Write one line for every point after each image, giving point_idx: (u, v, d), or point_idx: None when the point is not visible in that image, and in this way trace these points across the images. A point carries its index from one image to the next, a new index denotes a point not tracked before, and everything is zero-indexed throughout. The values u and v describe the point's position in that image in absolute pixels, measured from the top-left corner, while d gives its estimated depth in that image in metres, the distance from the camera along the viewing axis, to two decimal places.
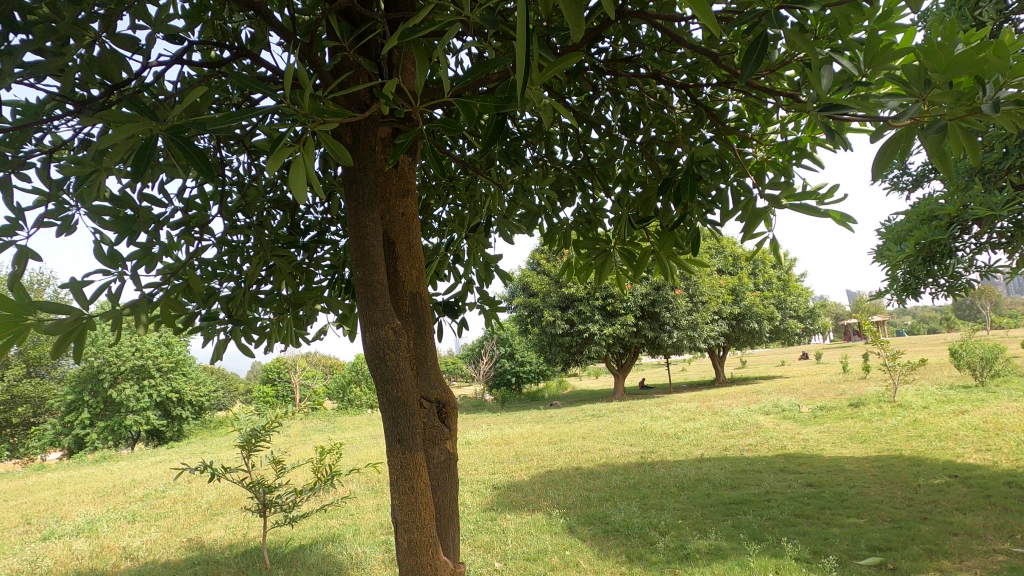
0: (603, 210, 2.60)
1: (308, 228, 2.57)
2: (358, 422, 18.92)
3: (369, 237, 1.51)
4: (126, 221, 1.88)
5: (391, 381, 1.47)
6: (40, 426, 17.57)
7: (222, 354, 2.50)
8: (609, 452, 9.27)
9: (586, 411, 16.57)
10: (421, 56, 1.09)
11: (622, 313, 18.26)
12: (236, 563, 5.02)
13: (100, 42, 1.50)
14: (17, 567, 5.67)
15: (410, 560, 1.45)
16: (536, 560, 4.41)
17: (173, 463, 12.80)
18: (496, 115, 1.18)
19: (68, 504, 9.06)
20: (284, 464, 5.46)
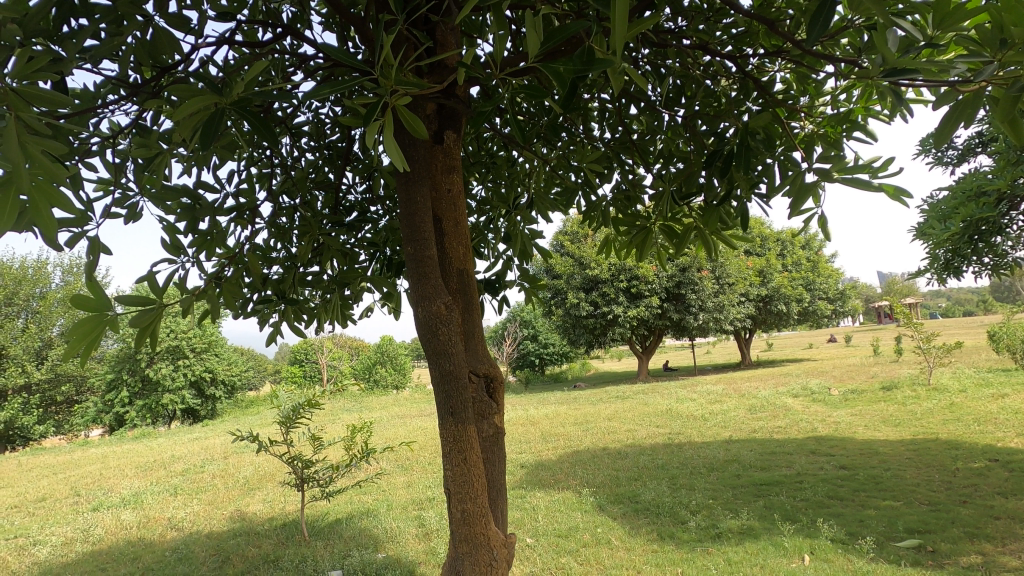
0: (642, 185, 2.56)
1: (349, 208, 2.60)
2: (384, 402, 19.30)
3: (420, 214, 1.55)
4: (188, 209, 1.96)
5: (443, 354, 1.51)
6: (82, 403, 18.24)
7: (275, 336, 2.58)
8: (636, 433, 9.27)
9: (611, 393, 16.59)
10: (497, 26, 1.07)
11: (647, 295, 18.14)
12: (277, 534, 5.20)
13: (152, 24, 1.53)
14: (71, 535, 5.97)
15: (463, 530, 1.51)
16: (568, 536, 4.48)
17: (211, 440, 13.26)
18: (572, 81, 1.17)
19: (114, 478, 9.48)
20: (321, 441, 5.62)
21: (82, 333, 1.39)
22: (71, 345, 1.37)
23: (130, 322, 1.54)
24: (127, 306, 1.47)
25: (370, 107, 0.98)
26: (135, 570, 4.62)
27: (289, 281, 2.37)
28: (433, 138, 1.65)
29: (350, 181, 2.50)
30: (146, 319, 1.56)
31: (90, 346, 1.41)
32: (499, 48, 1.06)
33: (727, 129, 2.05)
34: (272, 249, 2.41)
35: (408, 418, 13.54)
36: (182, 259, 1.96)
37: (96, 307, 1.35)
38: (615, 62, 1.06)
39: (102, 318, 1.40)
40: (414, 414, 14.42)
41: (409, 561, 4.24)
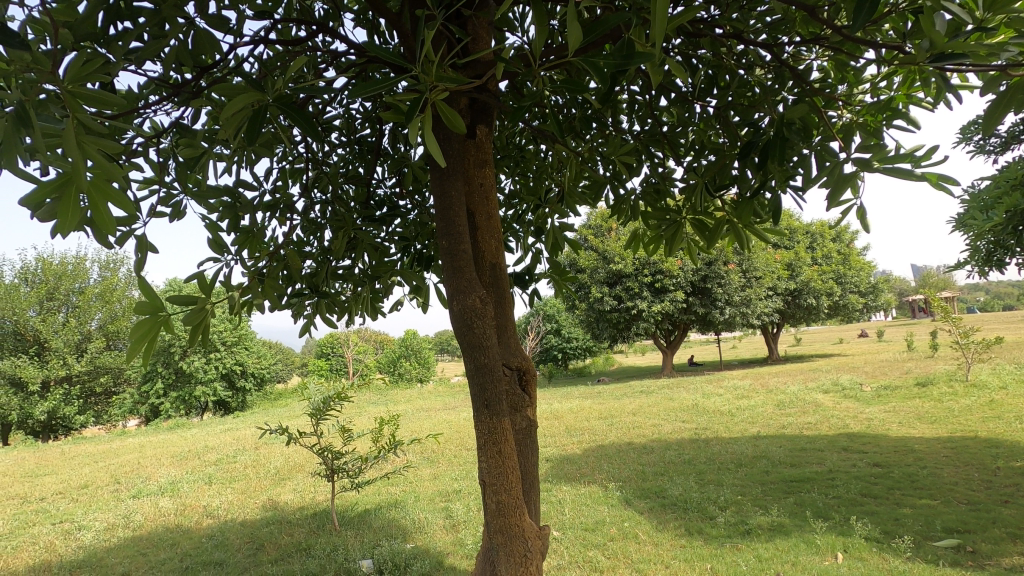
0: (672, 177, 2.53)
1: (380, 203, 2.63)
2: (409, 396, 19.51)
3: (455, 209, 1.57)
4: (229, 207, 2.01)
5: (478, 347, 1.52)
6: (120, 394, 18.81)
7: (311, 328, 2.64)
8: (661, 428, 9.21)
9: (635, 387, 16.47)
10: (537, 19, 1.07)
11: (672, 289, 17.92)
12: (308, 524, 5.32)
13: (194, 26, 1.57)
14: (112, 521, 6.19)
15: (498, 521, 1.53)
16: (595, 530, 4.48)
17: (243, 431, 13.61)
18: (610, 74, 1.18)
19: (151, 467, 9.77)
20: (351, 433, 5.71)
21: (143, 333, 1.46)
22: (134, 345, 1.44)
23: (181, 320, 1.61)
24: (178, 305, 1.53)
25: (412, 103, 0.98)
26: (174, 555, 4.79)
27: (322, 274, 2.42)
28: (464, 132, 1.66)
29: (381, 176, 2.53)
30: (196, 316, 1.63)
31: (150, 344, 1.49)
32: (539, 41, 1.06)
33: (761, 120, 2.01)
34: (306, 243, 2.46)
35: (433, 411, 13.69)
36: (224, 255, 2.02)
37: (150, 309, 1.42)
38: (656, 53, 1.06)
39: (155, 319, 1.46)
40: (438, 407, 14.57)
41: (437, 552, 4.29)
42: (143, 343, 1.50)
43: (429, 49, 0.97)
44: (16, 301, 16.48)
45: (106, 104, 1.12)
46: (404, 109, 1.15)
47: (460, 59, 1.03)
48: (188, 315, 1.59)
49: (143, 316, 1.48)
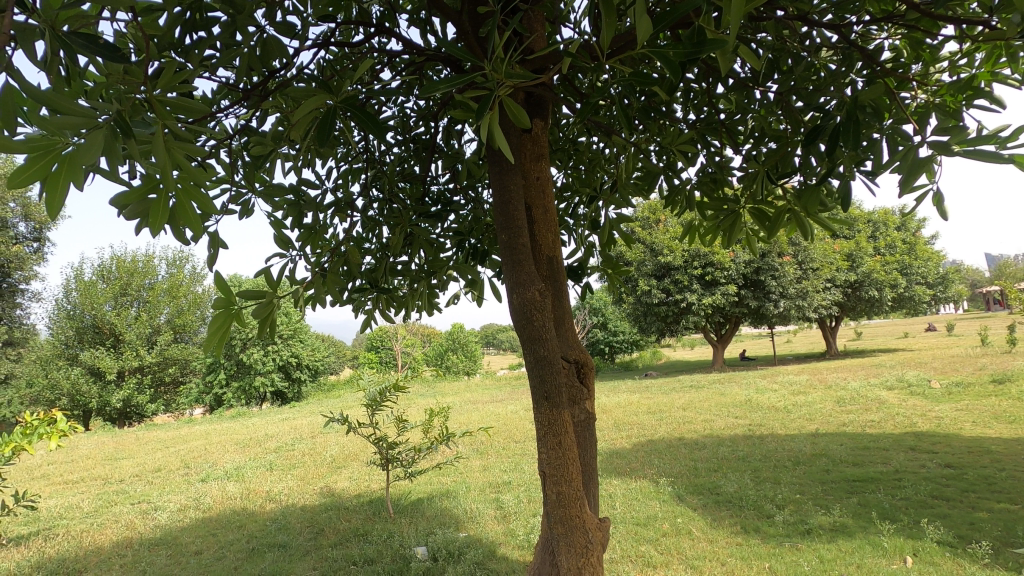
0: (729, 166, 2.45)
1: (435, 199, 2.67)
2: (456, 388, 19.80)
3: (513, 203, 1.59)
4: (294, 205, 2.10)
5: (538, 340, 1.54)
6: (187, 384, 19.92)
7: (368, 322, 2.72)
8: (713, 424, 8.99)
9: (685, 382, 16.18)
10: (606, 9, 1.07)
11: (723, 282, 17.41)
12: (364, 510, 5.51)
13: (262, 32, 1.64)
14: (184, 502, 6.60)
15: (558, 512, 1.55)
16: (646, 525, 4.44)
17: (300, 421, 14.16)
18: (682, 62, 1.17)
19: (217, 453, 10.34)
20: (404, 423, 5.87)
21: (215, 323, 1.55)
22: (208, 336, 1.52)
23: (251, 313, 1.69)
24: (247, 299, 1.61)
25: (482, 101, 1.00)
26: (242, 537, 5.06)
27: (381, 269, 2.49)
28: (520, 127, 1.67)
29: (435, 172, 2.58)
30: (263, 310, 1.71)
31: (221, 336, 1.57)
32: (607, 34, 1.07)
33: (826, 105, 1.92)
34: (366, 240, 2.54)
35: (480, 404, 13.84)
36: (289, 252, 2.11)
37: (224, 303, 1.51)
38: (731, 40, 1.05)
39: (228, 312, 1.54)
40: (485, 400, 14.72)
41: (489, 541, 4.36)
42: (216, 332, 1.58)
43: (498, 45, 0.98)
44: (94, 296, 17.65)
45: (189, 111, 1.20)
46: (474, 106, 1.17)
47: (527, 54, 1.03)
48: (257, 309, 1.67)
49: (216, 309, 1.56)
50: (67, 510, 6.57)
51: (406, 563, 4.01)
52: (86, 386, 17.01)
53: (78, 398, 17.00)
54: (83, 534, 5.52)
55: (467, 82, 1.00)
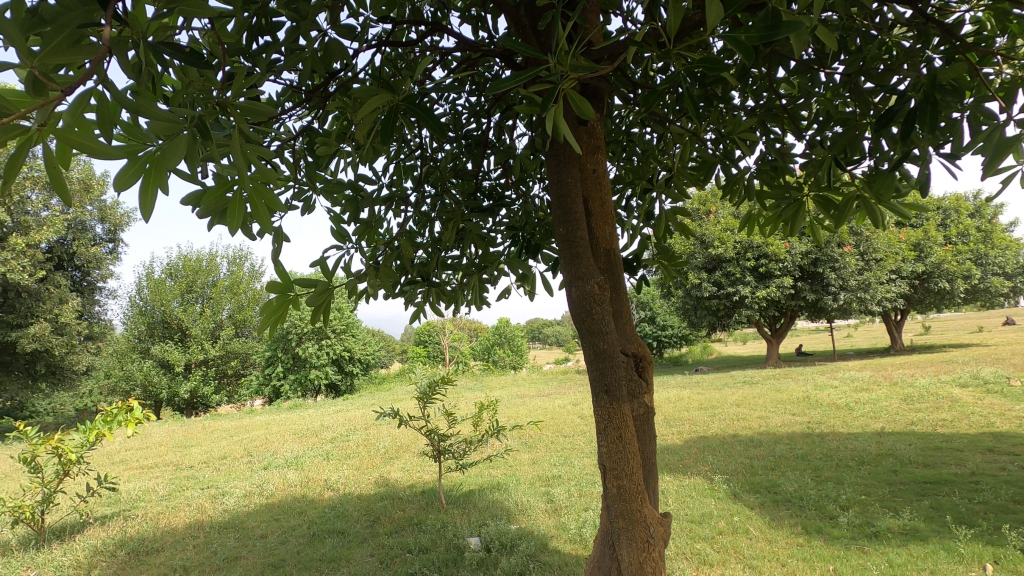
0: (790, 153, 2.36)
1: (487, 194, 2.71)
2: (503, 382, 19.99)
3: (571, 196, 1.60)
4: (351, 200, 2.16)
5: (597, 333, 1.54)
6: (247, 376, 20.90)
7: (421, 315, 2.78)
8: (769, 421, 8.70)
9: (738, 377, 15.72)
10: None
11: (778, 274, 16.76)
12: (418, 500, 5.64)
13: (325, 36, 1.69)
14: (249, 488, 6.94)
15: (619, 505, 1.54)
16: (702, 523, 4.35)
17: (353, 412, 14.62)
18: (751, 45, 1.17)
19: (277, 442, 10.81)
20: (455, 416, 5.96)
21: (272, 309, 1.63)
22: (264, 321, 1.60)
23: (307, 301, 1.75)
24: (305, 287, 1.68)
25: (547, 94, 1.00)
26: (303, 522, 5.28)
27: (433, 263, 2.54)
28: (577, 119, 1.66)
29: (486, 168, 2.61)
30: (320, 298, 1.77)
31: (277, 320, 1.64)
32: (674, 21, 1.07)
33: (898, 85, 1.82)
34: (418, 234, 2.59)
35: (528, 398, 13.87)
36: (346, 245, 2.18)
37: (282, 289, 1.58)
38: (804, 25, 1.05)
39: (285, 297, 1.61)
40: (533, 394, 14.74)
41: (541, 534, 4.38)
42: (271, 317, 1.66)
43: (562, 37, 0.98)
44: (163, 293, 18.71)
45: (259, 115, 1.26)
46: (538, 100, 1.17)
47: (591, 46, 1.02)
48: (313, 297, 1.73)
49: (274, 294, 1.64)
50: (145, 493, 7.04)
51: (459, 553, 4.08)
52: (157, 378, 18.11)
53: (151, 388, 18.12)
54: (160, 515, 5.90)
55: (531, 75, 0.98)
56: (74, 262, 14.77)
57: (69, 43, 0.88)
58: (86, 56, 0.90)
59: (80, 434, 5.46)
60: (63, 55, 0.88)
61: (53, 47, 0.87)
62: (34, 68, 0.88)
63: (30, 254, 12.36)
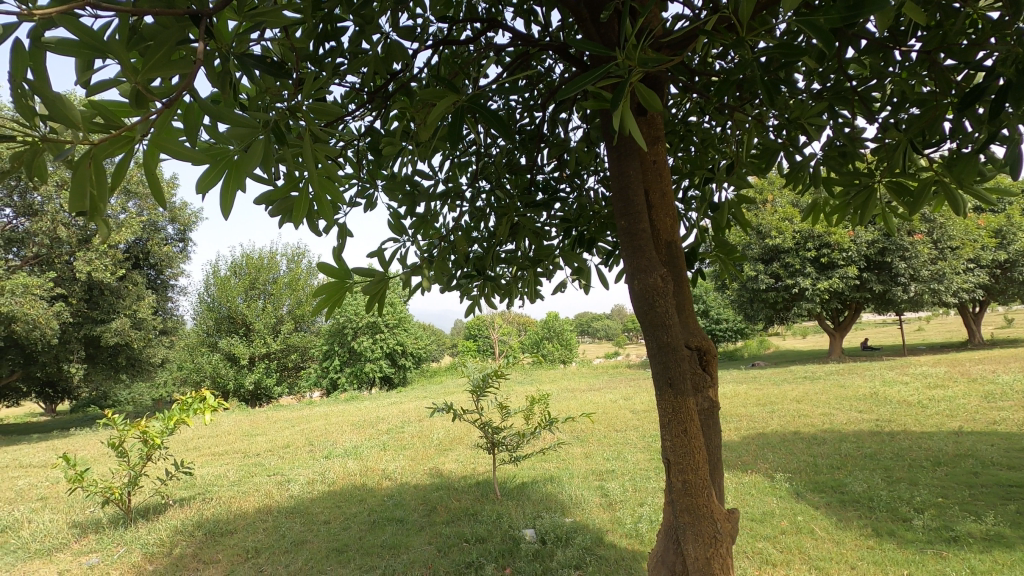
0: (860, 136, 2.22)
1: (541, 187, 2.72)
2: (553, 376, 19.99)
3: (633, 188, 1.58)
4: (409, 195, 2.21)
5: (661, 326, 1.52)
6: (306, 369, 21.77)
7: (475, 308, 2.82)
8: (833, 418, 8.33)
9: (797, 373, 15.12)
10: None
11: (842, 264, 15.95)
12: (473, 491, 5.74)
13: (387, 38, 1.73)
14: (313, 476, 7.26)
15: (685, 501, 1.53)
16: (763, 521, 4.23)
17: (407, 404, 14.99)
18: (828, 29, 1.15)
19: (336, 432, 11.24)
20: (508, 409, 6.02)
21: (331, 297, 1.69)
22: (321, 307, 1.65)
23: (364, 289, 1.80)
24: (362, 277, 1.73)
25: (616, 88, 1.00)
26: (364, 510, 5.48)
27: (488, 257, 2.56)
28: (637, 111, 1.65)
29: (540, 162, 2.62)
30: (376, 288, 1.80)
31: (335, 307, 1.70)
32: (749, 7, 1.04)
33: (985, 60, 1.70)
34: (473, 229, 2.63)
35: (579, 392, 13.83)
36: (403, 238, 2.24)
37: (340, 278, 1.63)
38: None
39: (343, 285, 1.66)
40: (584, 389, 14.68)
41: (596, 528, 4.37)
42: (328, 304, 1.71)
43: (632, 31, 0.98)
44: (228, 290, 19.73)
45: (325, 115, 1.30)
46: (605, 95, 1.17)
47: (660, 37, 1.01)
48: (370, 286, 1.76)
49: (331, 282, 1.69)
50: (217, 478, 7.49)
51: (515, 544, 4.13)
52: (224, 370, 19.15)
53: (219, 379, 19.19)
54: (233, 499, 6.27)
55: (601, 72, 0.98)
56: (149, 261, 15.78)
57: (166, 57, 0.94)
58: (182, 69, 0.97)
59: (160, 422, 5.85)
60: (161, 69, 0.94)
61: (153, 61, 0.93)
62: (135, 81, 0.94)
63: (111, 254, 13.29)
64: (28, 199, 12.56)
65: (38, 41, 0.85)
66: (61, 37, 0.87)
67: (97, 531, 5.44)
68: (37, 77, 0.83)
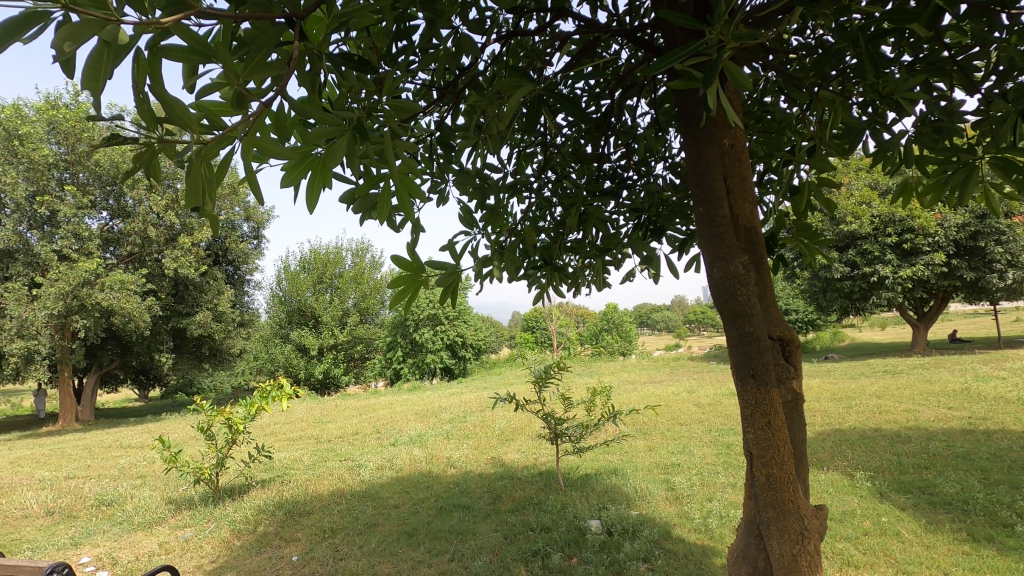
0: (961, 109, 2.02)
1: (607, 176, 2.68)
2: (613, 368, 19.76)
3: (711, 173, 1.55)
4: (479, 187, 2.24)
5: (743, 315, 1.48)
6: (371, 360, 22.57)
7: (542, 299, 2.83)
8: (919, 414, 7.79)
9: (877, 366, 14.22)
10: None
11: (927, 250, 14.83)
12: (537, 481, 5.79)
13: (457, 32, 1.76)
14: (381, 462, 7.55)
15: (768, 495, 1.48)
16: (843, 521, 4.03)
17: (467, 395, 15.26)
18: None
19: (401, 421, 11.62)
20: (571, 400, 6.01)
21: (404, 289, 1.73)
22: (397, 299, 1.71)
23: (436, 282, 1.83)
24: (435, 269, 1.76)
25: (707, 68, 0.98)
26: (430, 496, 5.64)
27: (556, 248, 2.56)
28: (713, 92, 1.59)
29: (607, 149, 2.58)
30: (449, 279, 1.83)
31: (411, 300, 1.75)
32: None
33: None
34: (540, 219, 2.63)
35: (640, 384, 13.62)
36: (473, 230, 2.27)
37: (413, 271, 1.68)
38: None
39: (417, 277, 1.70)
40: (645, 381, 14.42)
41: (663, 522, 4.31)
42: (401, 296, 1.76)
43: (726, 8, 0.97)
44: (298, 284, 20.75)
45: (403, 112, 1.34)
46: (693, 77, 1.15)
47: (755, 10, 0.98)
48: (443, 277, 1.80)
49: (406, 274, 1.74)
50: (294, 462, 7.92)
51: (581, 534, 4.14)
52: (296, 360, 20.16)
53: (292, 369, 20.25)
54: (309, 482, 6.62)
55: (690, 50, 0.97)
56: (227, 257, 16.82)
57: (263, 61, 1.00)
58: (276, 70, 1.02)
59: (242, 408, 6.24)
60: (260, 72, 1.00)
61: (253, 65, 0.99)
62: (237, 84, 1.00)
63: (194, 252, 14.21)
64: (122, 202, 13.69)
65: (156, 50, 0.91)
66: (175, 45, 0.93)
67: (190, 507, 5.90)
68: (154, 83, 0.90)
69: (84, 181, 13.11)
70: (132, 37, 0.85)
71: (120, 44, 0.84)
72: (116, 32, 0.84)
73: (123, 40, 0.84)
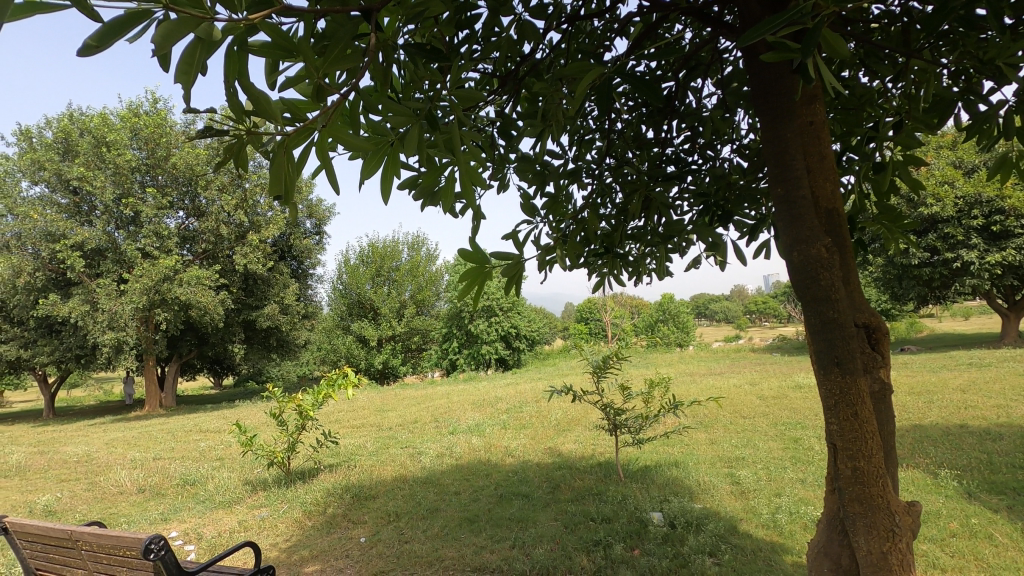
0: None
1: (668, 161, 2.61)
2: (670, 360, 19.38)
3: (790, 151, 1.48)
4: (540, 174, 2.23)
5: (825, 300, 1.41)
6: (428, 350, 23.07)
7: (602, 288, 2.79)
8: (1011, 411, 7.20)
9: (960, 359, 13.25)
10: None
11: (1019, 233, 13.62)
12: (596, 472, 5.76)
13: (520, 19, 1.74)
14: (440, 449, 7.73)
15: (855, 489, 1.41)
16: (925, 521, 3.79)
17: (522, 386, 15.35)
18: None
19: (459, 410, 11.85)
20: (629, 391, 5.91)
21: (469, 280, 1.75)
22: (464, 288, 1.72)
23: (500, 271, 1.84)
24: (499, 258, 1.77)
25: (807, 38, 0.98)
26: (490, 484, 5.72)
27: (617, 235, 2.52)
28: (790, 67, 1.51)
29: (669, 133, 2.52)
30: (512, 268, 1.83)
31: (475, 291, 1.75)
32: None
33: None
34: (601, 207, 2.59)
35: (699, 376, 13.27)
36: (535, 219, 2.26)
37: (478, 261, 1.69)
38: None
39: (482, 267, 1.71)
40: (704, 373, 14.04)
41: (729, 517, 4.19)
42: (467, 286, 1.77)
43: None
44: (357, 277, 21.46)
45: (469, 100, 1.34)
46: (788, 47, 1.09)
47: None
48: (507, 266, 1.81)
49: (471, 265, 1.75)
50: (358, 448, 8.23)
51: (642, 526, 4.09)
52: (356, 350, 20.91)
53: (353, 359, 21.01)
54: (373, 467, 6.87)
55: (790, 16, 0.93)
56: (292, 252, 17.56)
57: (342, 53, 1.02)
58: (352, 63, 1.05)
59: (311, 395, 6.52)
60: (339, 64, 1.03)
61: (332, 56, 1.02)
62: (317, 77, 1.03)
63: (261, 248, 14.87)
64: (196, 202, 14.56)
65: (243, 45, 0.95)
66: (261, 41, 0.97)
67: (265, 488, 6.25)
68: (243, 79, 0.95)
69: (163, 183, 14.00)
70: (222, 32, 0.90)
71: (212, 39, 0.89)
72: (210, 29, 0.89)
73: (216, 35, 0.89)
